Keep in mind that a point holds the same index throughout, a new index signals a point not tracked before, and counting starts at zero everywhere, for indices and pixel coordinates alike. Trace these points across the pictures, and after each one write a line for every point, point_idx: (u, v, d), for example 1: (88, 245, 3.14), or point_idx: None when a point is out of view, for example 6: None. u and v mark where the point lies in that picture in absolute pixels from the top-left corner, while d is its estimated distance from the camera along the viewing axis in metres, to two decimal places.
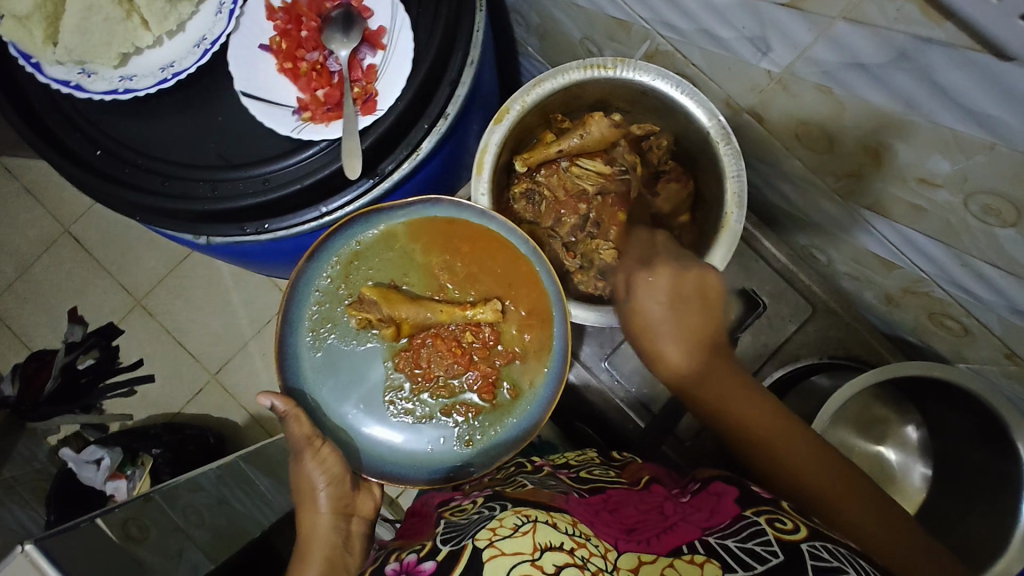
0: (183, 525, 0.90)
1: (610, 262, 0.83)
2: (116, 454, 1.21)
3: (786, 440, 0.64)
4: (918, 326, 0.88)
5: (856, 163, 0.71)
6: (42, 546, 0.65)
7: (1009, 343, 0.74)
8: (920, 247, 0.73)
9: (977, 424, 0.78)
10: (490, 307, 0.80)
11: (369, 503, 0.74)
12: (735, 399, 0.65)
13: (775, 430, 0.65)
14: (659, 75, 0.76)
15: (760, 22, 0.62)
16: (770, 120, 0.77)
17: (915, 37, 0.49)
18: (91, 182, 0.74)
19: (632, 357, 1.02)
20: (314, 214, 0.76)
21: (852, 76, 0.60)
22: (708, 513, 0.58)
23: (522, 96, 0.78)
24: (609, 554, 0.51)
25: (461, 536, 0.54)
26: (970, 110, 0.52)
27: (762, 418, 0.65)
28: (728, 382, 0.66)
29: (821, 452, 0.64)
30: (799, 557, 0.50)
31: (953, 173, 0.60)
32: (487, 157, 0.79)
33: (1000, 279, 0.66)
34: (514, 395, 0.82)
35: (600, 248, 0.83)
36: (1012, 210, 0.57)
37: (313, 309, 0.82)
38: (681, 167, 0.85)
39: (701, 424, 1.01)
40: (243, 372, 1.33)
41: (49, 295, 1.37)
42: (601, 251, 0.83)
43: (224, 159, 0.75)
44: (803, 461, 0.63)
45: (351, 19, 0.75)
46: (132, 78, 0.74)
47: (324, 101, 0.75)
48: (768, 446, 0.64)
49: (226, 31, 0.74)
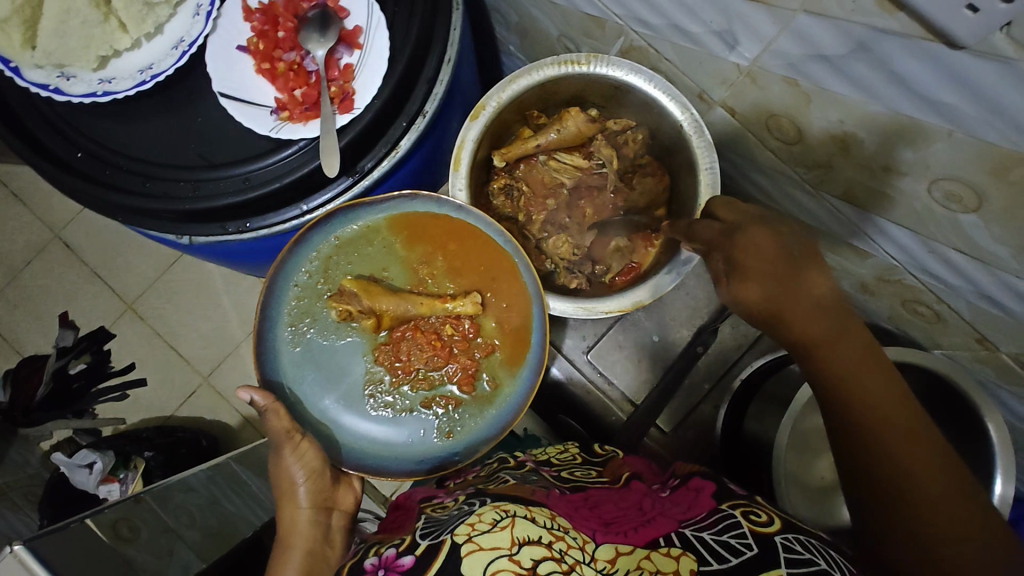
0: (174, 524, 0.91)
1: (571, 257, 0.86)
2: (108, 457, 1.20)
3: (885, 408, 0.52)
4: (893, 314, 0.89)
5: (825, 154, 0.72)
6: (31, 546, 0.65)
7: (979, 327, 0.75)
8: (890, 235, 0.75)
9: (950, 406, 0.80)
10: (470, 300, 0.82)
11: (349, 496, 0.75)
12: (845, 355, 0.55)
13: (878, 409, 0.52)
14: (632, 70, 0.78)
15: (728, 16, 0.63)
16: (742, 112, 0.78)
17: (873, 29, 0.51)
18: (75, 185, 0.75)
19: (614, 349, 1.04)
20: (294, 213, 0.77)
21: (816, 68, 0.61)
22: (686, 506, 0.60)
23: (498, 93, 0.79)
24: (586, 545, 0.52)
25: (440, 530, 0.55)
26: (928, 99, 0.53)
27: (869, 379, 0.53)
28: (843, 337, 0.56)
29: (935, 448, 0.51)
30: (772, 550, 0.51)
31: (917, 161, 0.61)
32: (464, 153, 0.80)
33: (966, 264, 0.67)
34: (494, 387, 0.83)
35: (558, 245, 0.86)
36: (973, 196, 0.58)
37: (292, 305, 0.83)
38: (657, 161, 0.87)
39: (684, 415, 1.02)
40: (233, 374, 1.34)
41: (39, 301, 1.37)
42: (559, 248, 0.86)
43: (205, 160, 0.76)
44: (903, 454, 0.50)
45: (328, 19, 0.76)
46: (111, 81, 0.75)
47: (301, 100, 0.76)
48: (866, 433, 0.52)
49: (203, 32, 0.74)
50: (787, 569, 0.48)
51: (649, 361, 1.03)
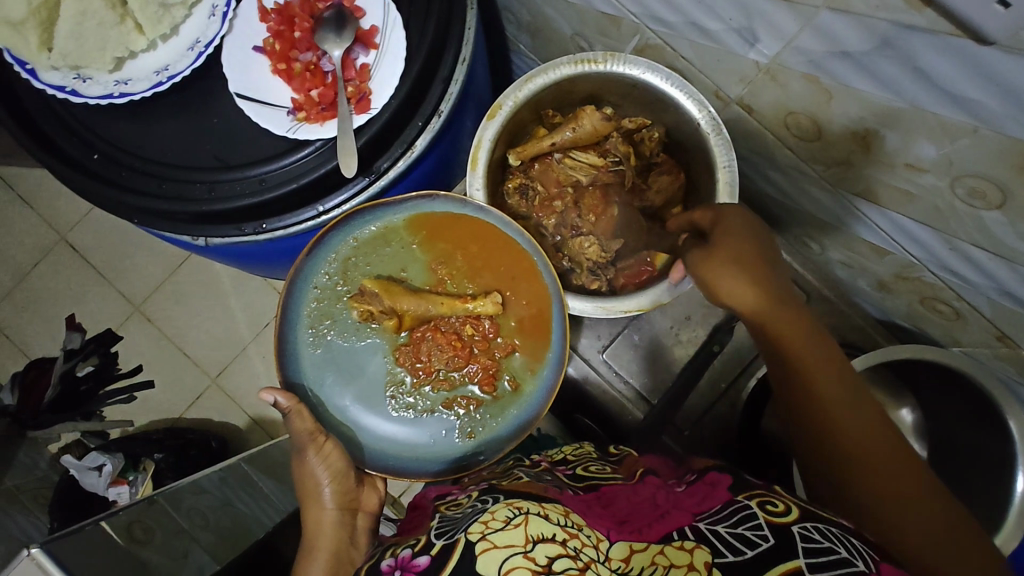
0: (188, 527, 0.91)
1: (596, 259, 0.85)
2: (118, 460, 1.19)
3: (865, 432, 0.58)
4: (911, 311, 0.89)
5: (845, 151, 0.72)
6: (48, 549, 0.65)
7: (1000, 324, 0.75)
8: (907, 230, 0.74)
9: (970, 404, 0.80)
10: (490, 300, 0.82)
11: (374, 498, 0.75)
12: (803, 354, 0.62)
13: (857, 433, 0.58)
14: (649, 68, 0.77)
15: (747, 13, 0.63)
16: (760, 110, 0.78)
17: (898, 25, 0.50)
18: (93, 187, 0.75)
19: (627, 349, 1.04)
20: (311, 214, 0.77)
21: (838, 65, 0.61)
22: (700, 498, 0.59)
23: (514, 92, 0.79)
24: (601, 543, 0.52)
25: (454, 529, 0.54)
26: (953, 95, 0.53)
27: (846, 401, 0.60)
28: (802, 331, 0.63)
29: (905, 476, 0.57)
30: (790, 539, 0.50)
31: (939, 158, 0.61)
32: (481, 153, 0.80)
33: (989, 261, 0.67)
34: (515, 387, 0.83)
35: (584, 247, 0.84)
36: (997, 192, 0.58)
37: (311, 307, 0.83)
38: (673, 160, 0.87)
39: (698, 413, 1.02)
40: (243, 375, 1.34)
41: (48, 303, 1.37)
42: (586, 250, 0.84)
43: (221, 161, 0.76)
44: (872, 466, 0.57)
45: (343, 19, 0.75)
46: (127, 82, 0.74)
47: (319, 101, 0.76)
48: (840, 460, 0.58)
49: (219, 33, 0.74)
50: (805, 559, 0.48)
51: (663, 360, 1.03)
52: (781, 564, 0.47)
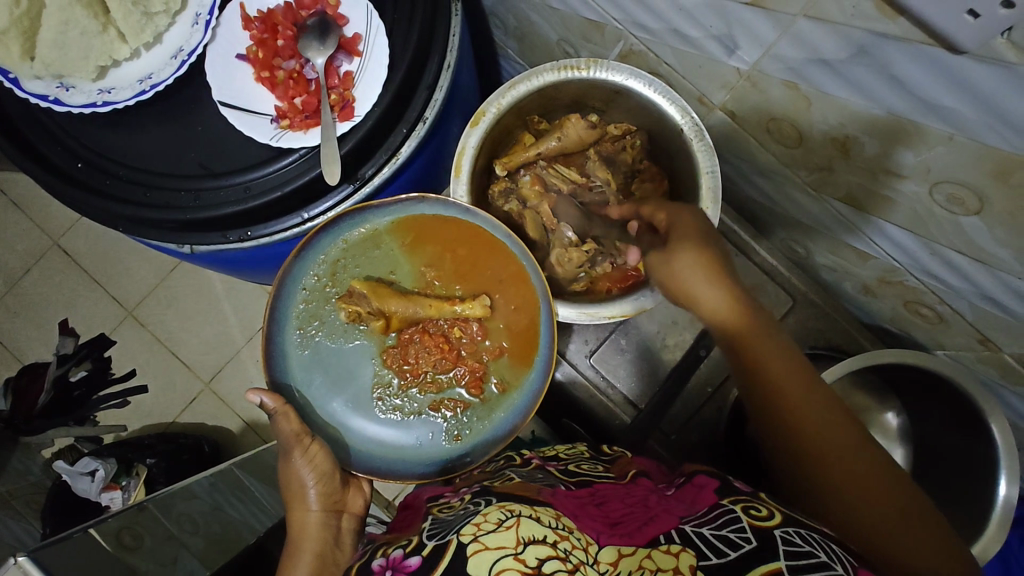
0: (177, 532, 0.91)
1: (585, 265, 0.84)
2: (110, 465, 1.19)
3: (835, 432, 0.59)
4: (896, 315, 0.89)
5: (826, 157, 0.72)
6: (34, 557, 0.66)
7: (982, 329, 0.75)
8: (890, 235, 0.75)
9: (955, 408, 0.80)
10: (478, 303, 0.82)
11: (359, 500, 0.75)
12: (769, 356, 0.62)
13: (827, 436, 0.58)
14: (632, 75, 0.78)
15: (726, 21, 0.63)
16: (742, 116, 0.78)
17: (872, 33, 0.51)
18: (78, 195, 0.75)
19: (616, 354, 1.04)
20: (296, 221, 0.77)
21: (816, 72, 0.61)
22: (689, 503, 0.59)
23: (497, 99, 0.79)
24: (590, 547, 0.51)
25: (445, 531, 0.55)
26: (928, 102, 0.53)
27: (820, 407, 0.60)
28: (773, 343, 0.62)
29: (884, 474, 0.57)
30: (771, 542, 0.50)
31: (917, 164, 0.61)
32: (465, 160, 0.80)
33: (970, 266, 0.67)
34: (501, 390, 0.83)
35: (574, 257, 0.83)
36: (975, 198, 0.58)
37: (300, 308, 0.83)
38: (656, 167, 0.87)
39: (687, 418, 1.02)
40: (234, 380, 1.34)
41: (40, 308, 1.37)
42: (575, 258, 0.83)
43: (206, 169, 0.76)
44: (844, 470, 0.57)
45: (327, 27, 0.76)
46: (111, 91, 0.74)
47: (302, 108, 0.76)
48: (824, 469, 0.58)
49: (202, 41, 0.74)
50: (787, 562, 0.48)
51: (652, 364, 1.03)
52: (765, 564, 0.48)
